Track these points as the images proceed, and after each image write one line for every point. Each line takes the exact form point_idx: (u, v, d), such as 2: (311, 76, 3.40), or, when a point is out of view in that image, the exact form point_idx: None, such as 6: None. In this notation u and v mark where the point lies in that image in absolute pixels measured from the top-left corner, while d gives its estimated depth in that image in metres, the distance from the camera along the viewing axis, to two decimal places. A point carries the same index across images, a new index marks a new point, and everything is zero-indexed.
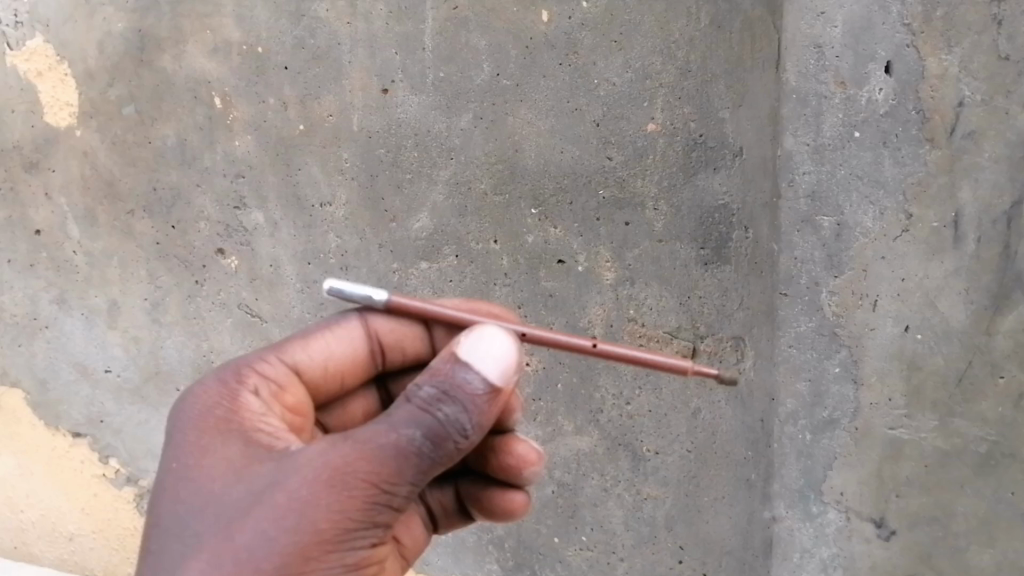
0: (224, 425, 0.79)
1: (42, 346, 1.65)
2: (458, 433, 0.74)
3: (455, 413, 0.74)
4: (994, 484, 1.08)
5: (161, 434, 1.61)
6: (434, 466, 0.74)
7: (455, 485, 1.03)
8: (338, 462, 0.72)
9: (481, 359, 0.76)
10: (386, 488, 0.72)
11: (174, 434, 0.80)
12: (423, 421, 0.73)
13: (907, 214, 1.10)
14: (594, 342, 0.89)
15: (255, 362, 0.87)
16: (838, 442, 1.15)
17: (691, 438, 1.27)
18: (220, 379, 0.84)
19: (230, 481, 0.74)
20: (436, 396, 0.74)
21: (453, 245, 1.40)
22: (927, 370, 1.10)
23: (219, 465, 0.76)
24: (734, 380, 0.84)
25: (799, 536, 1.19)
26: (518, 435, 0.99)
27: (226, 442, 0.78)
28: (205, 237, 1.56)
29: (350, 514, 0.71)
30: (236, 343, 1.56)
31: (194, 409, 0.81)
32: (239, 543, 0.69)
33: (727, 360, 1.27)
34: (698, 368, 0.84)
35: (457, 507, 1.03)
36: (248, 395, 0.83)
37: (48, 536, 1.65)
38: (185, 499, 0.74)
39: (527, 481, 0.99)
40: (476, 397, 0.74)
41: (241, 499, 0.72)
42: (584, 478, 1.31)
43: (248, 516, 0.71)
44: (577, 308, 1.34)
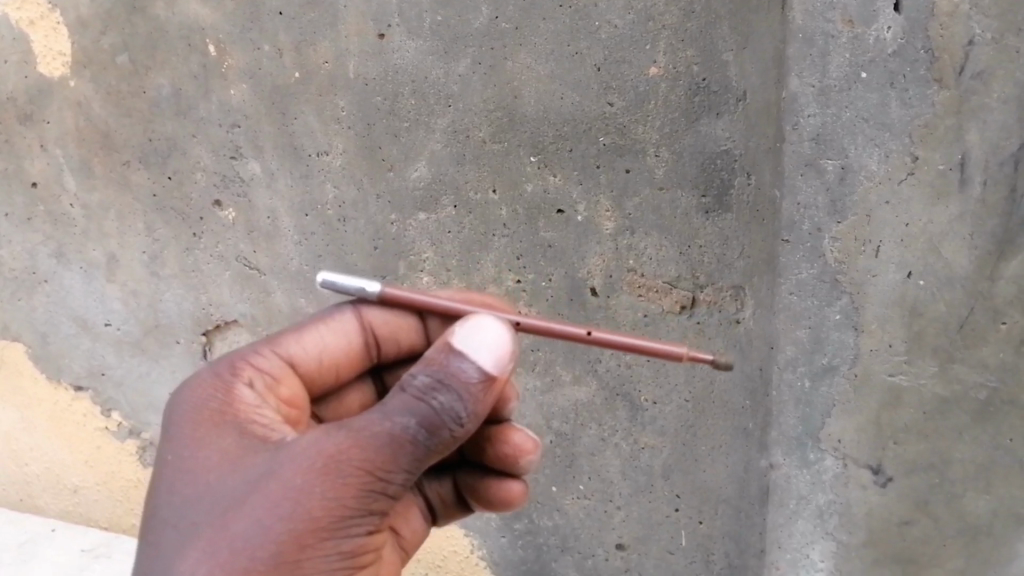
0: (220, 417, 0.85)
1: (43, 300, 1.65)
2: (452, 421, 0.78)
3: (448, 401, 0.78)
4: (992, 430, 1.08)
5: (161, 386, 1.62)
6: (429, 453, 0.79)
7: (453, 476, 1.07)
8: (331, 451, 0.76)
9: (476, 348, 0.80)
10: (380, 476, 0.77)
11: (173, 427, 0.86)
12: (417, 410, 0.78)
13: (913, 157, 1.08)
14: (588, 330, 0.94)
15: (250, 355, 0.93)
16: (837, 389, 1.14)
17: (689, 387, 1.27)
18: (216, 373, 0.90)
19: (227, 471, 0.79)
20: (430, 385, 0.78)
21: (451, 195, 1.39)
22: (928, 316, 1.09)
23: (216, 457, 0.81)
24: (727, 366, 0.91)
25: (797, 483, 1.17)
26: (514, 425, 1.04)
27: (223, 433, 0.83)
28: (201, 188, 1.55)
29: (344, 502, 0.76)
30: (235, 296, 1.55)
31: (191, 402, 0.87)
32: (235, 532, 0.75)
33: (726, 311, 1.27)
34: (693, 354, 0.91)
35: (455, 498, 1.08)
36: (243, 387, 0.89)
37: (53, 489, 1.68)
38: (183, 488, 0.80)
39: (524, 470, 1.04)
40: (470, 385, 0.79)
41: (237, 488, 0.77)
42: (582, 428, 1.32)
43: (243, 505, 0.76)
44: (577, 259, 1.33)
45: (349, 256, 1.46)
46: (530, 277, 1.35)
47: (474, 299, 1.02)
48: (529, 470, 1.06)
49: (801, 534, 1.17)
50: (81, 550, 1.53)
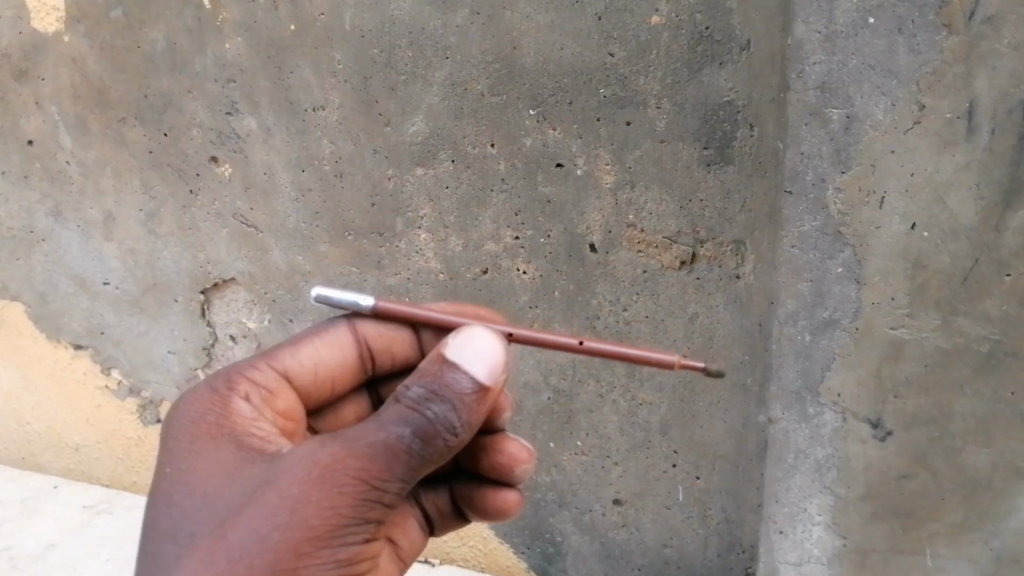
0: (216, 430, 0.86)
1: (41, 259, 1.64)
2: (447, 431, 0.79)
3: (443, 411, 0.79)
4: (995, 384, 1.07)
5: (161, 345, 1.61)
6: (424, 462, 0.79)
7: (450, 487, 1.06)
8: (327, 460, 0.77)
9: (469, 358, 0.81)
10: (376, 484, 0.77)
11: (169, 440, 0.86)
12: (412, 419, 0.79)
13: (920, 105, 1.05)
14: (580, 340, 0.95)
15: (246, 370, 0.93)
16: (838, 342, 1.13)
17: (688, 343, 1.27)
18: (212, 387, 0.90)
19: (224, 483, 0.80)
20: (425, 395, 0.80)
21: (449, 149, 1.37)
22: (933, 268, 1.07)
23: (213, 469, 0.82)
24: (720, 373, 0.93)
25: (795, 437, 1.17)
26: (508, 434, 1.05)
27: (219, 446, 0.84)
28: (197, 145, 1.53)
29: (341, 510, 0.76)
30: (232, 254, 1.54)
31: (187, 416, 0.87)
32: (232, 541, 0.74)
33: (726, 266, 1.25)
34: (685, 362, 0.92)
35: (453, 509, 1.06)
36: (240, 401, 0.90)
37: (54, 447, 1.67)
38: (180, 501, 0.80)
39: (518, 479, 1.04)
40: (463, 395, 0.80)
41: (235, 499, 0.78)
42: (580, 384, 1.31)
43: (240, 515, 0.76)
44: (576, 214, 1.31)
45: (346, 213, 1.45)
46: (530, 234, 1.34)
47: (468, 311, 1.03)
48: (524, 479, 1.06)
49: (799, 488, 1.17)
50: (83, 506, 1.53)
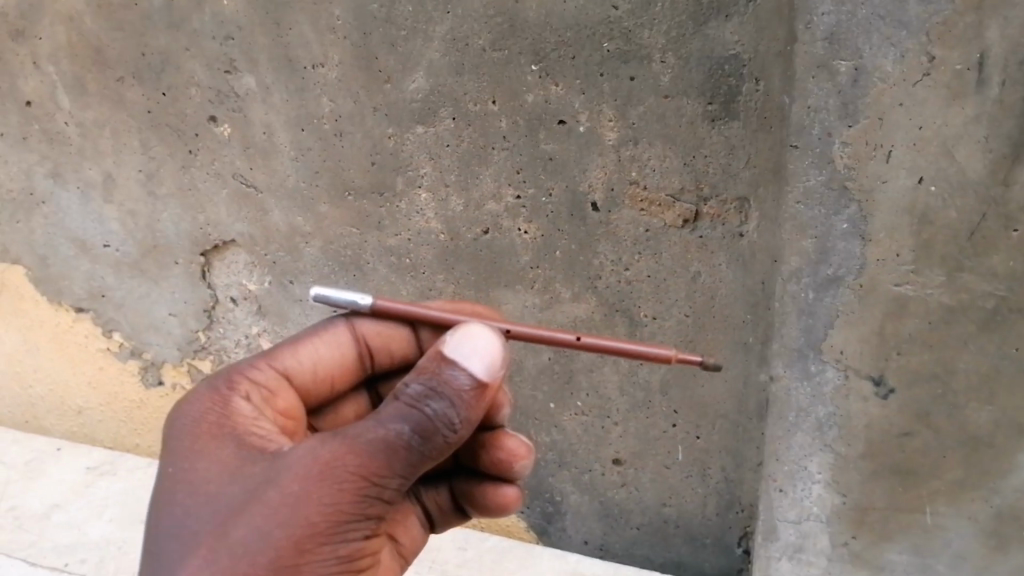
0: (217, 430, 0.84)
1: (40, 222, 1.63)
2: (446, 428, 0.78)
3: (442, 408, 0.78)
4: (998, 341, 1.06)
5: (163, 307, 1.61)
6: (424, 459, 0.79)
7: (450, 484, 1.05)
8: (326, 457, 0.76)
9: (467, 355, 0.80)
10: (375, 481, 0.77)
11: (170, 440, 0.85)
12: (411, 416, 0.78)
13: (930, 56, 1.03)
14: (578, 335, 0.93)
15: (246, 369, 0.92)
16: (841, 299, 1.12)
17: (690, 303, 1.27)
18: (213, 387, 0.89)
19: (225, 481, 0.79)
20: (423, 392, 0.78)
21: (450, 106, 1.34)
22: (938, 224, 1.06)
23: (214, 468, 0.80)
24: (716, 366, 0.87)
25: (797, 395, 1.16)
26: (507, 431, 1.04)
27: (219, 445, 0.82)
28: (196, 104, 1.50)
29: (341, 507, 0.76)
30: (233, 216, 1.53)
31: (189, 416, 0.86)
32: (234, 538, 0.74)
33: (730, 224, 1.24)
34: (682, 356, 0.89)
35: (453, 506, 1.05)
36: (240, 400, 0.88)
37: (58, 410, 1.68)
38: (181, 500, 0.79)
39: (518, 474, 1.03)
40: (462, 392, 0.79)
41: (235, 497, 0.77)
42: (580, 344, 1.31)
43: (241, 512, 0.75)
44: (578, 171, 1.29)
45: (346, 173, 1.43)
46: (531, 193, 1.32)
47: (466, 308, 1.01)
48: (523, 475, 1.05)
49: (799, 446, 1.17)
50: (85, 467, 1.52)
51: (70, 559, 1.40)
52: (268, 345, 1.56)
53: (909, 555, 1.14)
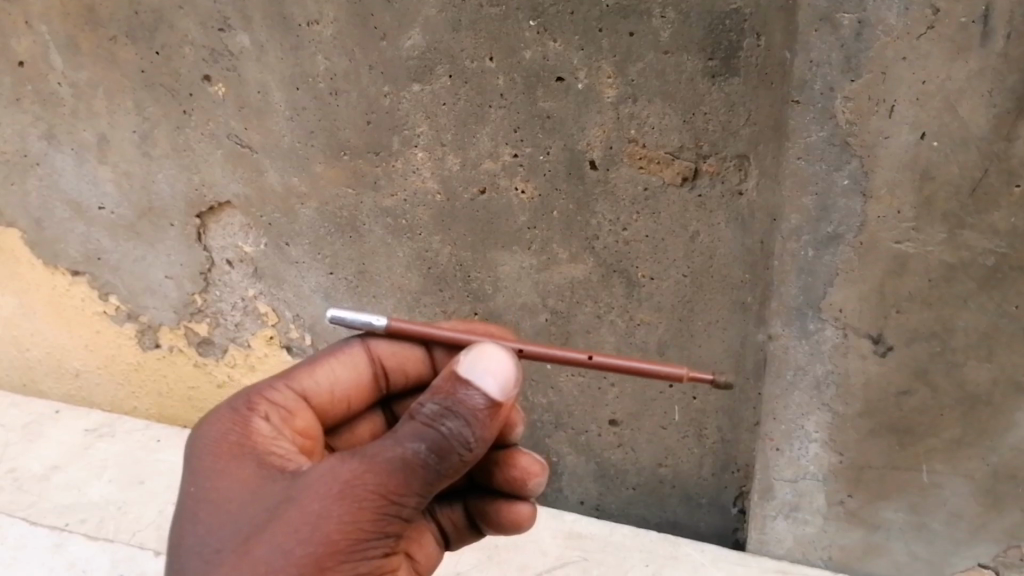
0: (237, 449, 0.88)
1: (35, 183, 1.60)
2: (462, 446, 0.81)
3: (457, 427, 0.80)
4: (997, 299, 1.06)
5: (158, 270, 1.60)
6: (440, 477, 0.81)
7: (464, 502, 1.08)
8: (346, 477, 0.79)
9: (481, 375, 0.83)
10: (394, 499, 0.79)
11: (193, 460, 0.88)
12: (428, 435, 0.80)
13: (934, 9, 1.00)
14: (589, 355, 0.98)
15: (265, 390, 0.97)
16: (841, 257, 1.12)
17: (688, 262, 1.27)
18: (233, 408, 0.93)
19: (247, 500, 0.82)
20: (439, 412, 0.81)
21: (445, 64, 1.29)
22: (940, 180, 1.05)
23: (236, 486, 0.83)
24: (727, 383, 0.94)
25: (795, 353, 1.18)
26: (521, 449, 1.06)
27: (241, 464, 0.86)
28: (190, 63, 1.44)
29: (361, 524, 0.78)
30: (228, 177, 1.50)
31: (211, 436, 0.90)
32: (256, 556, 0.76)
33: (729, 182, 1.23)
34: (693, 374, 0.94)
35: (468, 522, 1.08)
36: (260, 420, 0.92)
37: (55, 373, 1.71)
38: (204, 519, 0.82)
39: (532, 492, 1.05)
40: (477, 411, 0.81)
41: (257, 515, 0.79)
42: (578, 306, 1.35)
43: (263, 531, 0.77)
44: (576, 130, 1.27)
45: (342, 133, 1.39)
46: (529, 151, 1.30)
47: (478, 328, 1.05)
48: (537, 491, 1.07)
49: (797, 406, 1.20)
50: (85, 430, 1.53)
51: (70, 518, 1.38)
52: (264, 308, 1.56)
53: (905, 513, 1.18)
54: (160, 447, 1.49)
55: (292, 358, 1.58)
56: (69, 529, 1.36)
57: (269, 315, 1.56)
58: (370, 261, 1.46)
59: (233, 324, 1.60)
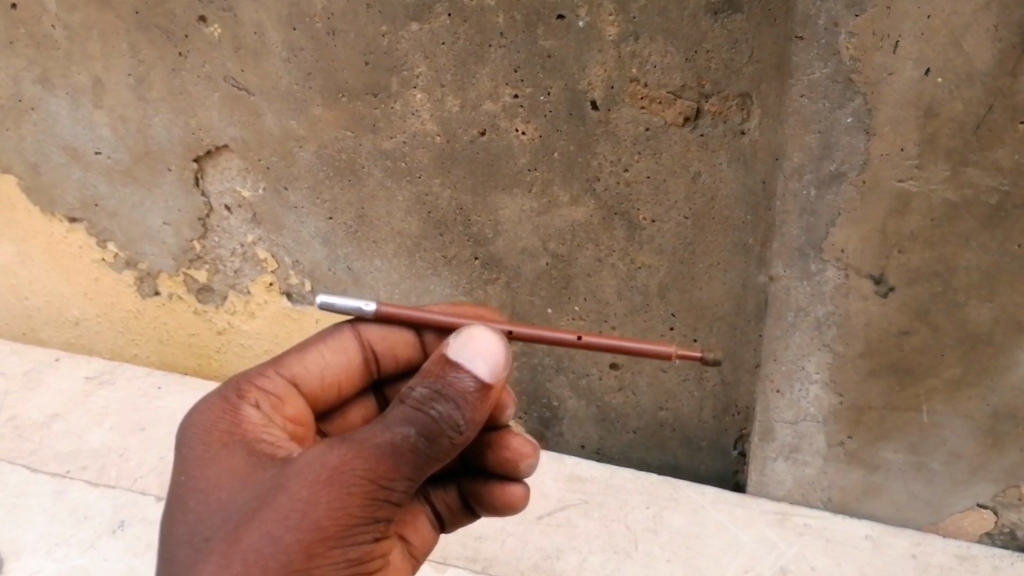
0: (227, 437, 0.87)
1: (31, 128, 1.58)
2: (452, 429, 0.80)
3: (447, 410, 0.80)
4: (1001, 238, 1.05)
5: (156, 217, 1.58)
6: (430, 460, 0.81)
7: (459, 485, 1.06)
8: (335, 463, 0.78)
9: (469, 357, 0.82)
10: (383, 484, 0.79)
11: (182, 449, 0.87)
12: (417, 419, 0.80)
13: None
14: (579, 335, 0.97)
15: (255, 377, 0.95)
16: (843, 197, 1.10)
17: (689, 204, 1.27)
18: (222, 396, 0.92)
19: (236, 488, 0.81)
20: (428, 395, 0.80)
21: (445, 2, 1.27)
22: (944, 117, 1.03)
23: (226, 474, 0.83)
24: (717, 361, 0.93)
25: (796, 295, 1.16)
26: (512, 430, 1.05)
27: (230, 452, 0.85)
28: (185, 3, 1.41)
29: (350, 510, 0.78)
30: (225, 121, 1.47)
31: (200, 424, 0.89)
32: (246, 544, 0.76)
33: (731, 121, 1.22)
34: (683, 352, 0.93)
35: (462, 505, 1.06)
36: (250, 407, 0.91)
37: (54, 322, 1.70)
38: (194, 507, 0.81)
39: (524, 473, 1.05)
40: (467, 394, 0.81)
41: (246, 503, 0.79)
42: (579, 250, 1.34)
43: (253, 519, 0.77)
44: (577, 69, 1.24)
45: (341, 75, 1.37)
46: (529, 91, 1.27)
47: (469, 311, 1.04)
48: (529, 473, 1.07)
49: (797, 347, 1.19)
50: (85, 376, 1.52)
51: (72, 466, 1.39)
52: (264, 253, 1.55)
53: (905, 453, 1.19)
54: (160, 394, 1.49)
55: (292, 305, 1.57)
56: (70, 476, 1.37)
57: (268, 261, 1.55)
58: (369, 205, 1.44)
59: (232, 271, 1.59)
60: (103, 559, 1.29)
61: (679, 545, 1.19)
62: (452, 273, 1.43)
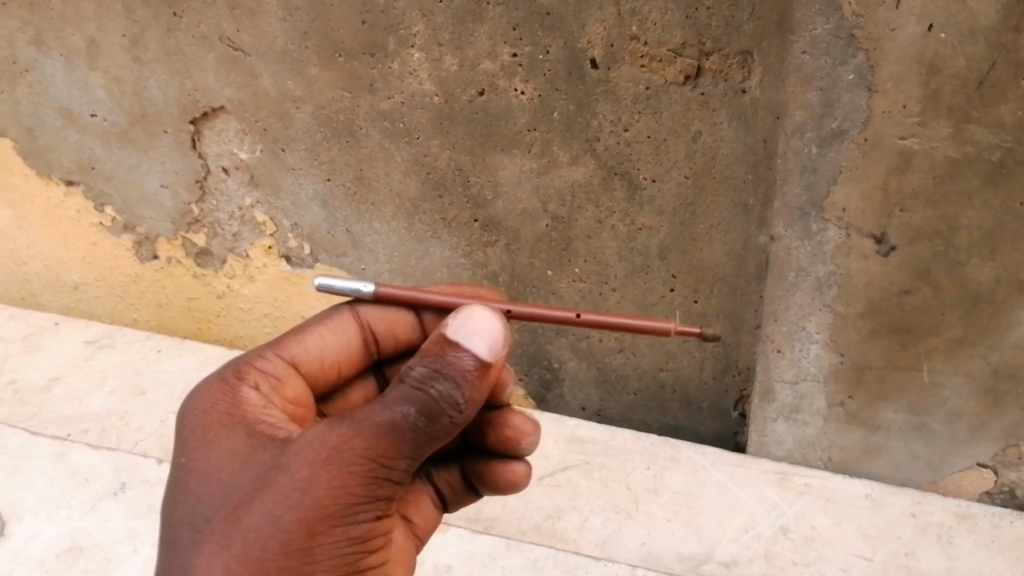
0: (227, 419, 0.86)
1: (26, 91, 1.55)
2: (452, 408, 0.79)
3: (447, 389, 0.79)
4: (1003, 196, 1.04)
5: (153, 180, 1.57)
6: (431, 440, 0.80)
7: (461, 465, 1.06)
8: (334, 443, 0.78)
9: (469, 336, 0.81)
10: (383, 463, 0.78)
11: (183, 431, 0.87)
12: (416, 398, 0.78)
13: None
14: (579, 313, 0.96)
15: (254, 360, 0.95)
16: (845, 154, 1.09)
17: (690, 163, 1.25)
18: (222, 378, 0.91)
19: (236, 469, 0.81)
20: (428, 374, 0.79)
21: None
22: (947, 74, 1.01)
23: (226, 456, 0.82)
24: (716, 336, 0.93)
25: (796, 255, 1.16)
26: (514, 408, 1.04)
27: (230, 434, 0.84)
28: None
29: (350, 489, 0.77)
30: (222, 82, 1.45)
31: (200, 407, 0.88)
32: (247, 524, 0.76)
33: (731, 80, 1.20)
34: (682, 329, 0.92)
35: (465, 484, 1.06)
36: (249, 389, 0.90)
37: (53, 286, 1.70)
38: (194, 488, 0.80)
39: (526, 450, 1.04)
40: (466, 373, 0.79)
41: (246, 483, 0.79)
42: (579, 211, 1.33)
43: (254, 499, 0.77)
44: (576, 27, 1.22)
45: (338, 34, 1.34)
46: (528, 50, 1.25)
47: (468, 291, 1.03)
48: (531, 451, 1.06)
49: (799, 307, 1.18)
50: (84, 341, 1.52)
51: (72, 430, 1.39)
52: (262, 217, 1.54)
53: (904, 413, 1.19)
54: (161, 358, 1.49)
55: (292, 268, 1.56)
56: (71, 439, 1.38)
57: (268, 224, 1.54)
58: (368, 167, 1.42)
59: (231, 234, 1.58)
60: (105, 521, 1.29)
61: (679, 505, 1.20)
62: (451, 235, 1.42)
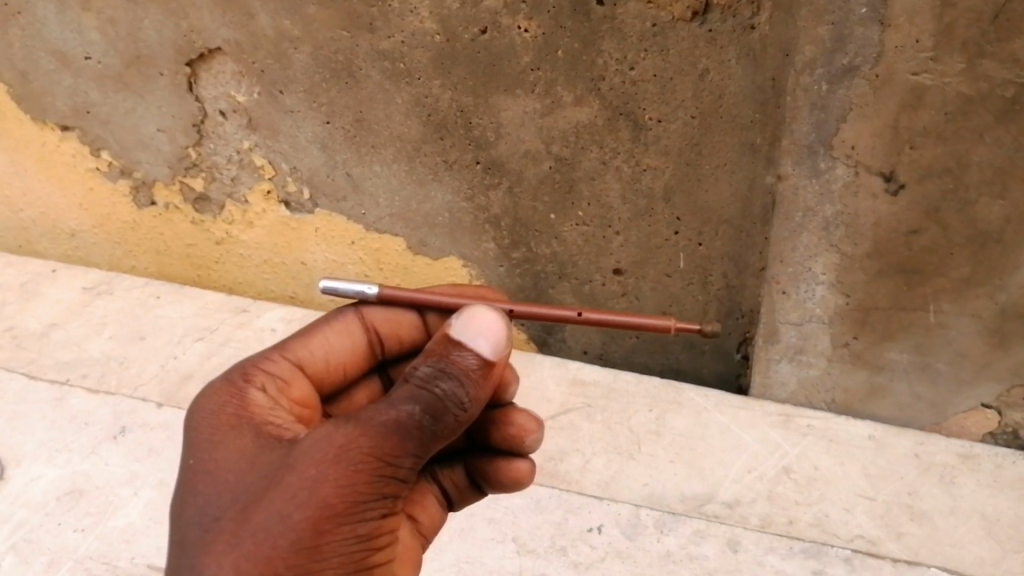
0: (234, 420, 0.82)
1: (18, 34, 1.51)
2: (456, 406, 0.78)
3: (451, 388, 0.78)
4: (1015, 132, 1.02)
5: (150, 124, 1.54)
6: (435, 439, 0.78)
7: (466, 464, 1.02)
8: (341, 442, 0.75)
9: (473, 337, 0.80)
10: (390, 461, 0.76)
11: (189, 433, 0.82)
12: (421, 397, 0.77)
13: None
14: (579, 311, 0.95)
15: (260, 361, 0.90)
16: (856, 92, 1.07)
17: (696, 103, 1.23)
18: (227, 379, 0.87)
19: (245, 468, 0.77)
20: (432, 374, 0.79)
21: None
22: (962, 7, 0.99)
23: (234, 457, 0.78)
24: (715, 332, 0.91)
25: (804, 195, 1.14)
26: (516, 406, 1.02)
27: (239, 434, 0.80)
28: None
29: (358, 487, 0.75)
30: (217, 21, 1.41)
31: (207, 408, 0.84)
32: (256, 523, 0.72)
33: (741, 16, 1.18)
34: (681, 326, 0.91)
35: (470, 483, 1.02)
36: (256, 391, 0.86)
37: (51, 234, 1.68)
38: (203, 488, 0.76)
39: (530, 448, 1.01)
40: (470, 371, 0.79)
41: (254, 483, 0.75)
42: (583, 152, 1.30)
43: (262, 498, 0.73)
44: None
45: None
46: None
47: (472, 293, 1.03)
48: (535, 448, 1.03)
49: (805, 248, 1.17)
50: (82, 287, 1.51)
51: (72, 374, 1.39)
52: (261, 160, 1.52)
53: (909, 354, 1.18)
54: (161, 304, 1.48)
55: (291, 213, 1.54)
56: (70, 384, 1.37)
57: (266, 168, 1.52)
58: (368, 108, 1.39)
59: (230, 178, 1.56)
60: (106, 463, 1.29)
61: (682, 446, 1.20)
62: (453, 178, 1.40)
